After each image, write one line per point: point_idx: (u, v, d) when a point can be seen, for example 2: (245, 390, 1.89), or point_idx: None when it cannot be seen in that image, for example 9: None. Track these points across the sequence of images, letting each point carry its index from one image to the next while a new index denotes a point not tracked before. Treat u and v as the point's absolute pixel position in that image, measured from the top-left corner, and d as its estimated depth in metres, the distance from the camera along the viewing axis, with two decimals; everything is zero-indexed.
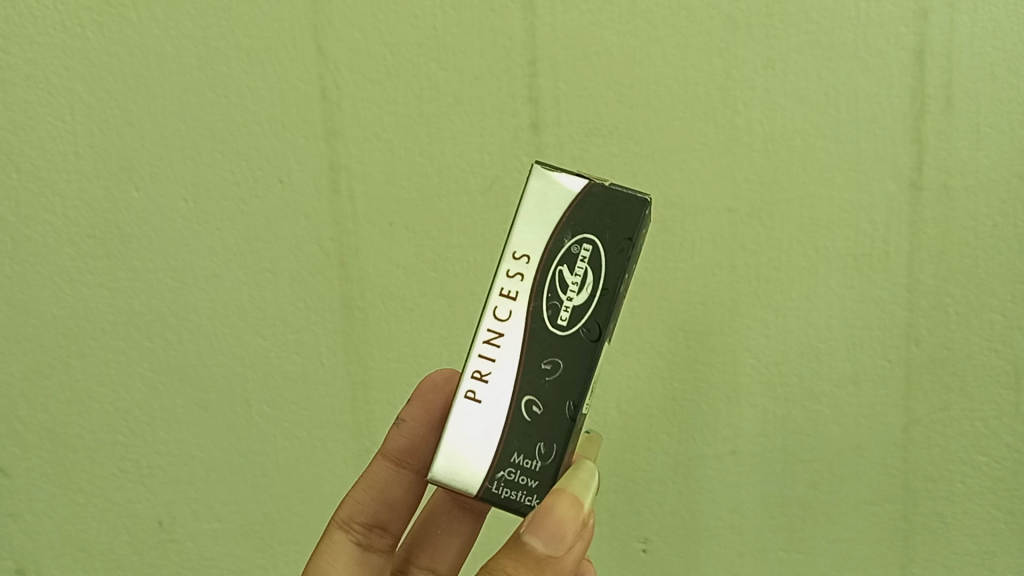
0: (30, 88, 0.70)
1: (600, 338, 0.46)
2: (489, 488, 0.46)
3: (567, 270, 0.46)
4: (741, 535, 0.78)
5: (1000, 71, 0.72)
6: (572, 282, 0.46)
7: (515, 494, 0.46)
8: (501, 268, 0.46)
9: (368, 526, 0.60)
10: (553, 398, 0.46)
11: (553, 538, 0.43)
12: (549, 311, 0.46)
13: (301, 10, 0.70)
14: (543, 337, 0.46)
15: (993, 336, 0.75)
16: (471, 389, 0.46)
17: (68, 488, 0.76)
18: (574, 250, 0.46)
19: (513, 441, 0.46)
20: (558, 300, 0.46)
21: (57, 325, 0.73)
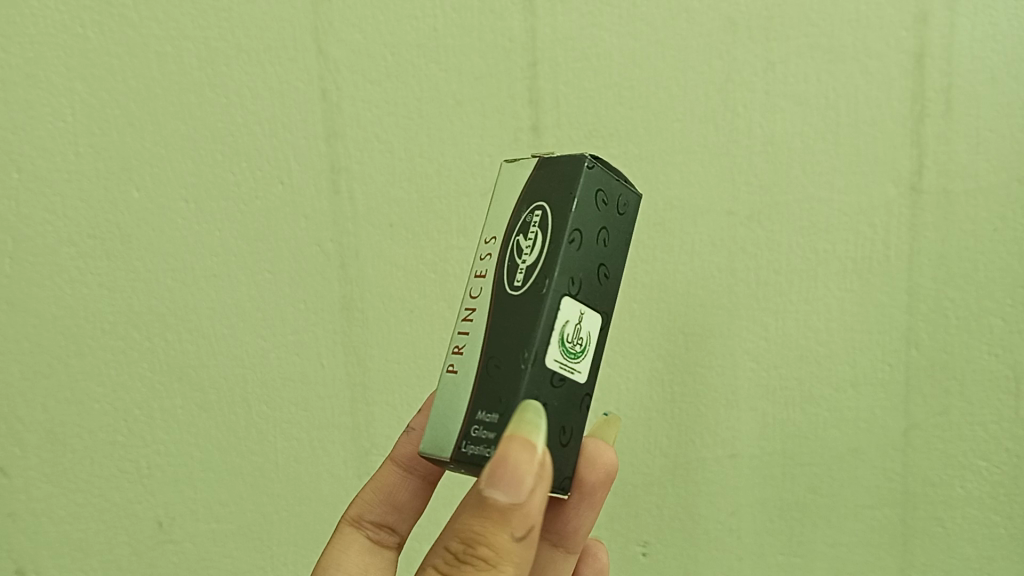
0: (30, 87, 0.69)
1: (549, 285, 0.42)
2: (459, 448, 0.43)
3: (522, 237, 0.45)
4: (742, 539, 0.78)
5: (999, 75, 0.74)
6: (526, 245, 0.45)
7: (477, 449, 0.42)
8: (476, 255, 0.48)
9: (378, 524, 0.60)
10: (509, 352, 0.43)
11: (510, 486, 0.38)
12: (507, 275, 0.45)
13: (303, 11, 0.70)
14: (503, 299, 0.45)
15: (993, 340, 0.76)
16: (450, 364, 0.46)
17: (64, 488, 0.73)
18: (527, 218, 0.46)
19: (477, 401, 0.43)
20: (514, 264, 0.45)
21: (56, 324, 0.71)
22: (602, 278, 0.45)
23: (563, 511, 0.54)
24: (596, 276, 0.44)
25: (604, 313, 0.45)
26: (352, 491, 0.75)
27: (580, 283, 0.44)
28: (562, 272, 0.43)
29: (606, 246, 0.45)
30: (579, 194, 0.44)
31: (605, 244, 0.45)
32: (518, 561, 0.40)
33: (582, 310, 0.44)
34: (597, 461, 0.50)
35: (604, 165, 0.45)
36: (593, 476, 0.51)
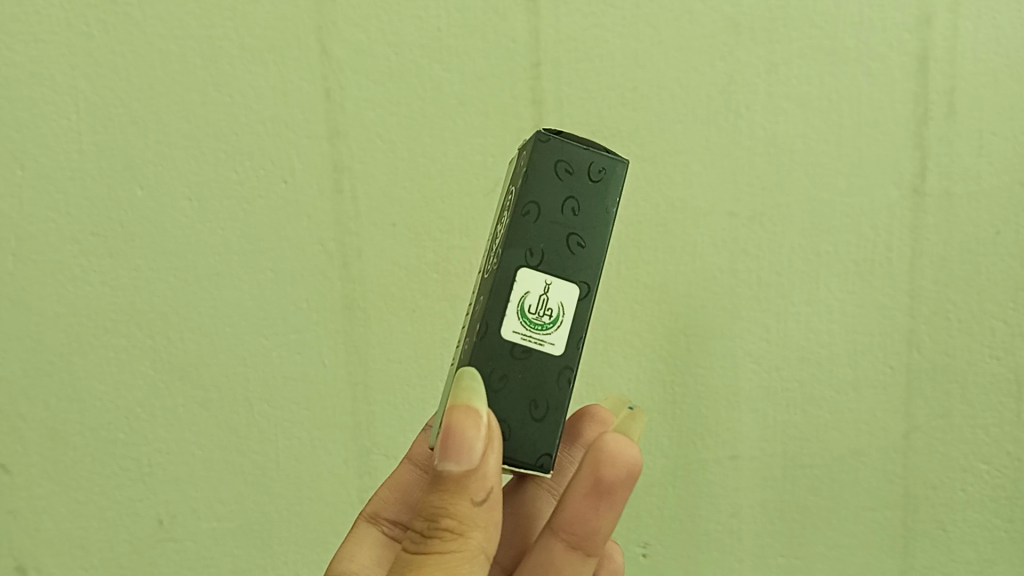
0: (34, 85, 0.70)
1: (501, 258, 0.44)
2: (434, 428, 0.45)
3: (497, 223, 0.48)
4: (741, 540, 0.78)
5: (1001, 78, 0.74)
6: (497, 229, 0.47)
7: None
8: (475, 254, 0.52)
9: (395, 521, 0.59)
10: (474, 330, 0.45)
11: (460, 453, 0.40)
12: (484, 261, 0.48)
13: (306, 11, 0.70)
14: (480, 283, 0.47)
15: (994, 343, 0.76)
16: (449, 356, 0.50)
17: (65, 486, 0.73)
18: (502, 204, 0.48)
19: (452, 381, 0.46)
20: (489, 249, 0.47)
21: (57, 322, 0.71)
22: (574, 249, 0.45)
23: (584, 514, 0.50)
24: (562, 247, 0.44)
25: (585, 285, 0.45)
26: (353, 490, 0.75)
27: (544, 255, 0.44)
28: (516, 244, 0.44)
29: (575, 216, 0.45)
30: (534, 167, 0.45)
31: (572, 214, 0.45)
32: (483, 524, 0.42)
33: (547, 282, 0.44)
34: (618, 459, 0.48)
35: (570, 137, 0.46)
36: (615, 474, 0.48)
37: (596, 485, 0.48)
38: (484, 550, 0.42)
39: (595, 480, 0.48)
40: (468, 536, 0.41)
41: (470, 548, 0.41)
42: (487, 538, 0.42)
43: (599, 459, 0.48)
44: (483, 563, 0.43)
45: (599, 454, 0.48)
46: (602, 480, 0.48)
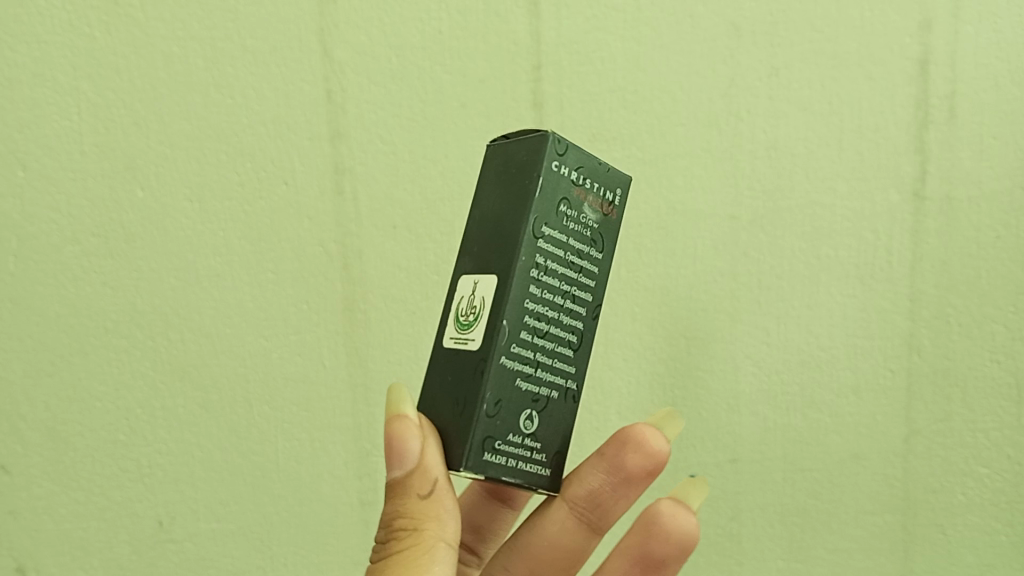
0: (37, 86, 0.70)
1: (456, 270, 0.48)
2: None
3: None
4: (742, 544, 0.76)
5: (1003, 82, 0.75)
6: None
7: None
8: None
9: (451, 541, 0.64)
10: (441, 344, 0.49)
11: (398, 457, 0.43)
12: None
13: (309, 13, 0.71)
14: None
15: (995, 347, 0.76)
16: None
17: (65, 486, 0.72)
18: None
19: None
20: None
21: (58, 322, 0.71)
22: (497, 240, 0.45)
23: None
24: (490, 242, 0.45)
25: (501, 274, 0.43)
26: (352, 492, 0.75)
27: (476, 256, 0.46)
28: (463, 253, 0.48)
29: (500, 208, 0.45)
30: (481, 181, 0.48)
31: (499, 208, 0.45)
32: (437, 515, 0.44)
33: (474, 282, 0.46)
34: (675, 534, 0.53)
35: (511, 139, 0.47)
36: (667, 550, 0.53)
37: (646, 557, 0.53)
38: (443, 539, 0.44)
39: (647, 551, 0.53)
40: (424, 529, 0.44)
41: (426, 539, 0.44)
42: (445, 528, 0.44)
43: (654, 531, 0.53)
44: (449, 554, 0.44)
45: (657, 527, 0.53)
46: (653, 553, 0.53)
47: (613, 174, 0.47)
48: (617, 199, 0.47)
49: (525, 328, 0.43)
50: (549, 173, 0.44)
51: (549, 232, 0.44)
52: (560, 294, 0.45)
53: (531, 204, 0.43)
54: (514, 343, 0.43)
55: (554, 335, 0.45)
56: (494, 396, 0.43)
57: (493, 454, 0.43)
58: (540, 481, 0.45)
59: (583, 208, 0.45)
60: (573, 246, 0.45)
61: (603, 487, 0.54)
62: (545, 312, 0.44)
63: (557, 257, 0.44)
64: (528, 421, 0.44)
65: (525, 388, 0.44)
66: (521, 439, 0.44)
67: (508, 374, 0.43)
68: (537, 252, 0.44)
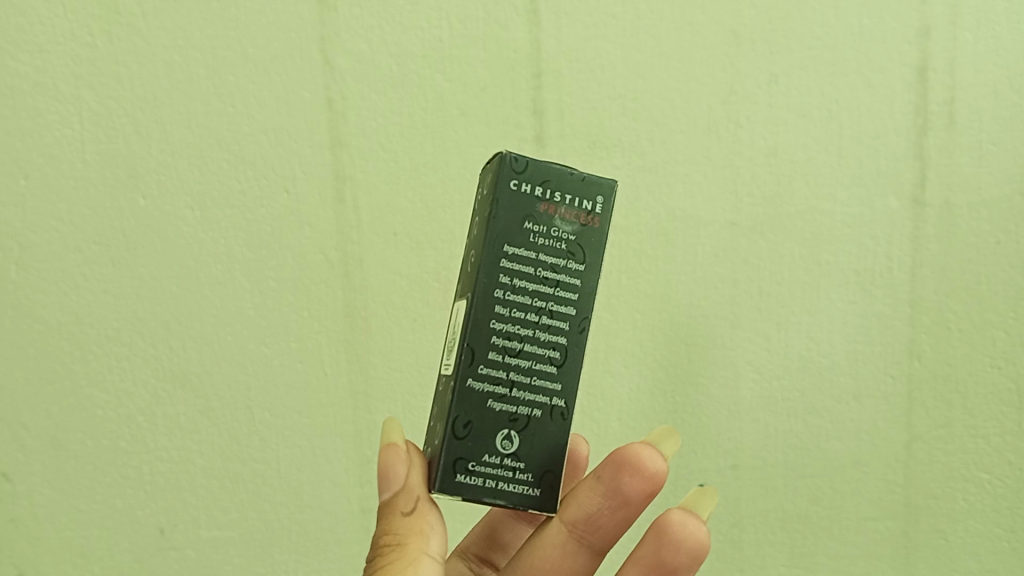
0: (39, 94, 0.70)
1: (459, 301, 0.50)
2: None
3: None
4: (742, 551, 0.76)
5: (1002, 89, 0.75)
6: None
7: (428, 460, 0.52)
8: None
9: (481, 558, 0.64)
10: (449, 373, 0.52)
11: (384, 477, 0.45)
12: None
13: (310, 22, 0.71)
14: None
15: (995, 353, 0.76)
16: None
17: (66, 494, 0.72)
18: None
19: None
20: None
21: (60, 329, 0.71)
22: (469, 266, 0.46)
23: None
24: (467, 268, 0.46)
25: (468, 298, 0.44)
26: (353, 499, 0.75)
27: (461, 284, 0.48)
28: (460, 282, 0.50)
29: (475, 234, 0.46)
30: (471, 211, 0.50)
31: (474, 234, 0.47)
32: (421, 529, 0.45)
33: (456, 310, 0.47)
34: (684, 543, 0.51)
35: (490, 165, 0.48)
36: (679, 559, 0.51)
37: (658, 566, 0.51)
38: (427, 552, 0.45)
39: (658, 562, 0.51)
40: (407, 545, 0.45)
41: (410, 553, 0.44)
42: (429, 541, 0.45)
43: (665, 541, 0.52)
44: (433, 567, 0.45)
45: (667, 538, 0.52)
46: (666, 563, 0.51)
47: (589, 181, 0.45)
48: (597, 206, 0.45)
49: (492, 348, 0.44)
50: (507, 192, 0.44)
51: (513, 250, 0.44)
52: (533, 311, 0.44)
53: (489, 225, 0.44)
54: (481, 364, 0.44)
55: (531, 353, 0.45)
56: (462, 418, 0.43)
57: (466, 476, 0.43)
58: (528, 502, 0.44)
59: (552, 221, 0.44)
60: (544, 261, 0.44)
61: (601, 509, 0.53)
62: (516, 331, 0.44)
63: (525, 274, 0.44)
64: (507, 441, 0.44)
65: (499, 408, 0.44)
66: (499, 460, 0.44)
67: (477, 395, 0.44)
68: (501, 272, 0.44)
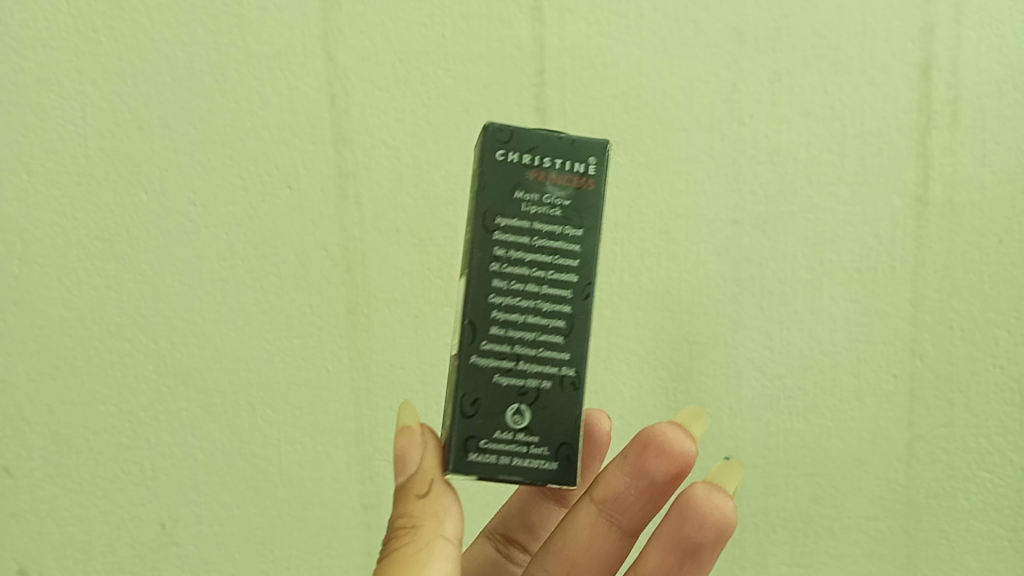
0: (42, 90, 0.70)
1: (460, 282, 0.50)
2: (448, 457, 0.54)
3: None
4: (743, 549, 0.76)
5: (1006, 88, 0.75)
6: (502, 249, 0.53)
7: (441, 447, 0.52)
8: None
9: (507, 538, 0.65)
10: None
11: (399, 462, 0.46)
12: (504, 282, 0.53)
13: (313, 18, 0.71)
14: None
15: (998, 352, 0.76)
16: None
17: (67, 489, 0.72)
18: None
19: None
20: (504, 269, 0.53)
21: (62, 325, 0.71)
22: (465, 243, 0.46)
23: (669, 569, 0.53)
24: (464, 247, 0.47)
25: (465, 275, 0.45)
26: (354, 496, 0.75)
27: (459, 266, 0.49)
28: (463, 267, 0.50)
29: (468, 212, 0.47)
30: None
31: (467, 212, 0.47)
32: (436, 513, 0.45)
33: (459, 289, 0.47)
34: (707, 519, 0.52)
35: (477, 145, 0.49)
36: (702, 534, 0.52)
37: (682, 541, 0.52)
38: (441, 535, 0.45)
39: (682, 536, 0.52)
40: (420, 527, 0.45)
41: (424, 535, 0.45)
42: (444, 524, 0.45)
43: (688, 517, 0.52)
44: (448, 550, 0.45)
45: (689, 514, 0.52)
46: (689, 538, 0.52)
47: (578, 145, 0.46)
48: (587, 171, 0.45)
49: (495, 323, 0.44)
50: (494, 164, 0.45)
51: (507, 222, 0.45)
52: (533, 281, 0.45)
53: (479, 200, 0.45)
54: (484, 340, 0.44)
55: (536, 324, 0.45)
56: (469, 396, 0.44)
57: (479, 454, 0.44)
58: (546, 476, 0.44)
59: (543, 189, 0.45)
60: (538, 228, 0.45)
61: (627, 490, 0.54)
62: (517, 303, 0.45)
63: (521, 245, 0.45)
64: (518, 416, 0.44)
65: (507, 382, 0.44)
66: (511, 436, 0.44)
67: (483, 370, 0.44)
68: (495, 246, 0.44)
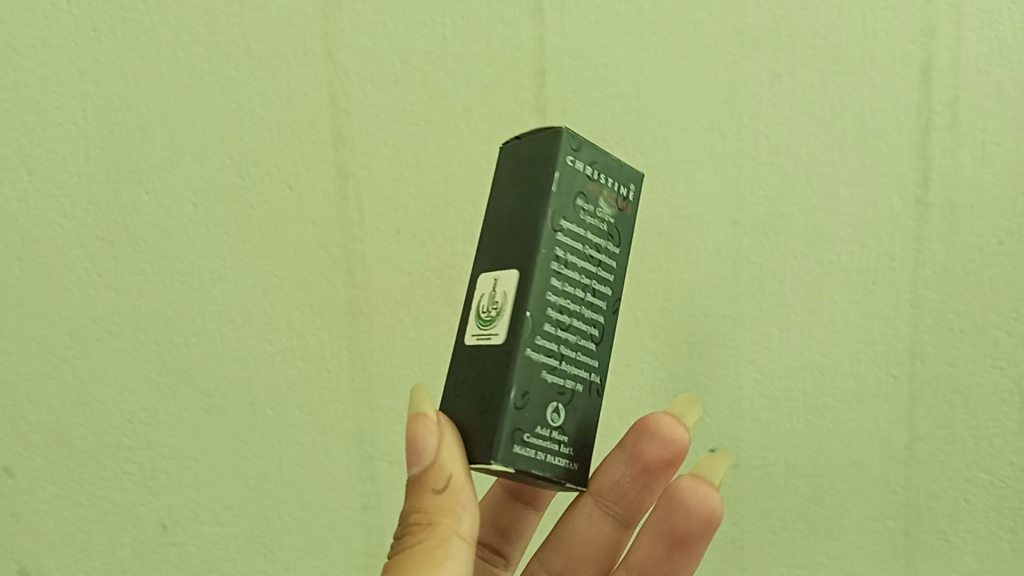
0: (43, 89, 0.70)
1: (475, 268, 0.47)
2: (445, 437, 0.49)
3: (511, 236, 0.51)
4: (743, 550, 0.76)
5: (1005, 89, 0.75)
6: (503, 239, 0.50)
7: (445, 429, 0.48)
8: None
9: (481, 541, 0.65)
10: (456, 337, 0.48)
11: (415, 453, 0.44)
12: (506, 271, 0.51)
13: (314, 19, 0.71)
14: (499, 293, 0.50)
15: (997, 353, 0.76)
16: None
17: (67, 489, 0.72)
18: None
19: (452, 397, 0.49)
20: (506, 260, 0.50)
21: (62, 324, 0.71)
22: (517, 234, 0.44)
23: (658, 559, 0.54)
24: (510, 237, 0.45)
25: (523, 267, 0.43)
26: (354, 495, 0.75)
27: (491, 253, 0.46)
28: (480, 252, 0.47)
29: (517, 205, 0.45)
30: (494, 179, 0.48)
31: (517, 204, 0.45)
32: (452, 510, 0.44)
33: (495, 279, 0.45)
34: (694, 507, 0.53)
35: (524, 137, 0.47)
36: (691, 524, 0.53)
37: (670, 532, 0.53)
38: (458, 534, 0.44)
39: (670, 526, 0.53)
40: (436, 524, 0.44)
41: (440, 533, 0.44)
42: (460, 522, 0.44)
43: (675, 507, 0.53)
44: (464, 550, 0.44)
45: (676, 503, 0.53)
46: (677, 528, 0.53)
47: (625, 168, 0.47)
48: (630, 195, 0.47)
49: (548, 320, 0.43)
50: (564, 166, 0.44)
51: (569, 226, 0.44)
52: (581, 287, 0.45)
53: (548, 198, 0.43)
54: (539, 336, 0.43)
55: (577, 328, 0.45)
56: (521, 389, 0.42)
57: (522, 447, 0.42)
58: (571, 476, 0.45)
59: (599, 202, 0.46)
60: (592, 238, 0.45)
61: (623, 479, 0.56)
62: (566, 304, 0.44)
63: (576, 250, 0.44)
64: (555, 415, 0.44)
65: (551, 380, 0.44)
66: (549, 433, 0.44)
67: (533, 367, 0.43)
68: (557, 245, 0.44)
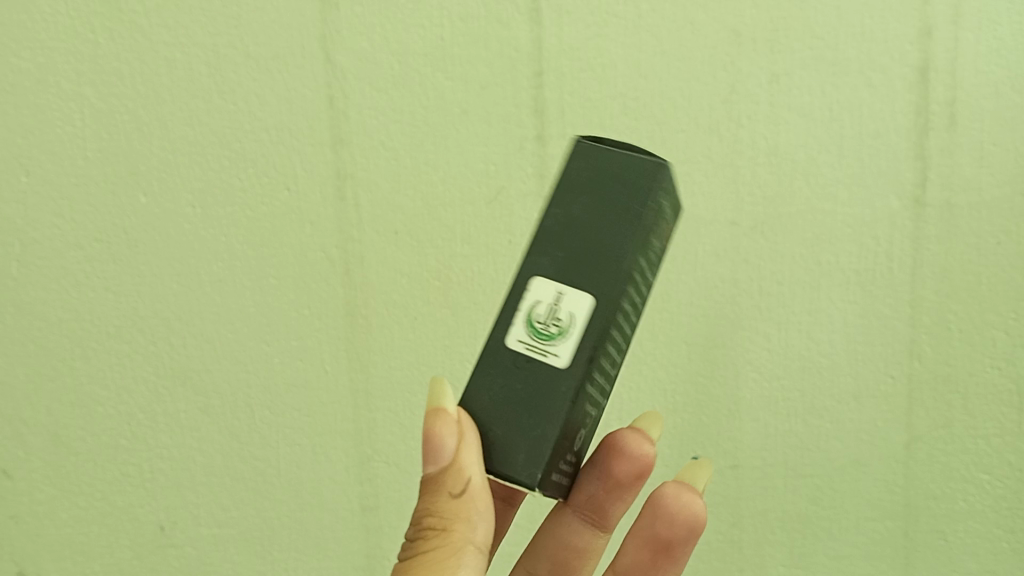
0: (41, 91, 0.70)
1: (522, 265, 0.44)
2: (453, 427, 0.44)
3: None
4: (742, 551, 0.77)
5: (1003, 89, 0.74)
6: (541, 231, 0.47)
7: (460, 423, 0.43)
8: None
9: None
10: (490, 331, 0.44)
11: (433, 454, 0.42)
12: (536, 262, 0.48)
13: (311, 20, 0.71)
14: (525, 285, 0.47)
15: (996, 354, 0.75)
16: None
17: (67, 491, 0.73)
18: None
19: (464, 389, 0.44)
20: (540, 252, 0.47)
21: (62, 327, 0.72)
22: (600, 257, 0.43)
23: (644, 564, 0.56)
24: (589, 257, 0.43)
25: (603, 296, 0.43)
26: (353, 497, 0.74)
27: (556, 261, 0.44)
28: (536, 250, 0.44)
29: (599, 223, 0.44)
30: (567, 176, 0.45)
31: (599, 222, 0.44)
32: (467, 517, 0.44)
33: (560, 291, 0.43)
34: (679, 516, 0.55)
35: (613, 149, 0.45)
36: (676, 531, 0.55)
37: (655, 539, 0.55)
38: (471, 542, 0.45)
39: (655, 533, 0.55)
40: (451, 530, 0.44)
41: (455, 541, 0.44)
42: (474, 530, 0.44)
43: (661, 515, 0.55)
44: (476, 556, 0.45)
45: (662, 510, 0.55)
46: (662, 534, 0.55)
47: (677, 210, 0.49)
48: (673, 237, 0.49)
49: (606, 352, 0.43)
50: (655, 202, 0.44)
51: (642, 262, 0.44)
52: (630, 320, 0.46)
53: (639, 232, 0.43)
54: (597, 368, 0.43)
55: (614, 360, 0.46)
56: (572, 418, 0.42)
57: (558, 475, 0.42)
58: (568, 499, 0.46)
59: (661, 241, 0.47)
60: (650, 276, 0.46)
61: (598, 492, 0.56)
62: (618, 335, 0.45)
63: (639, 286, 0.45)
64: (579, 442, 0.44)
65: (587, 409, 0.44)
66: (572, 459, 0.44)
67: (586, 395, 0.43)
68: (632, 279, 0.44)
